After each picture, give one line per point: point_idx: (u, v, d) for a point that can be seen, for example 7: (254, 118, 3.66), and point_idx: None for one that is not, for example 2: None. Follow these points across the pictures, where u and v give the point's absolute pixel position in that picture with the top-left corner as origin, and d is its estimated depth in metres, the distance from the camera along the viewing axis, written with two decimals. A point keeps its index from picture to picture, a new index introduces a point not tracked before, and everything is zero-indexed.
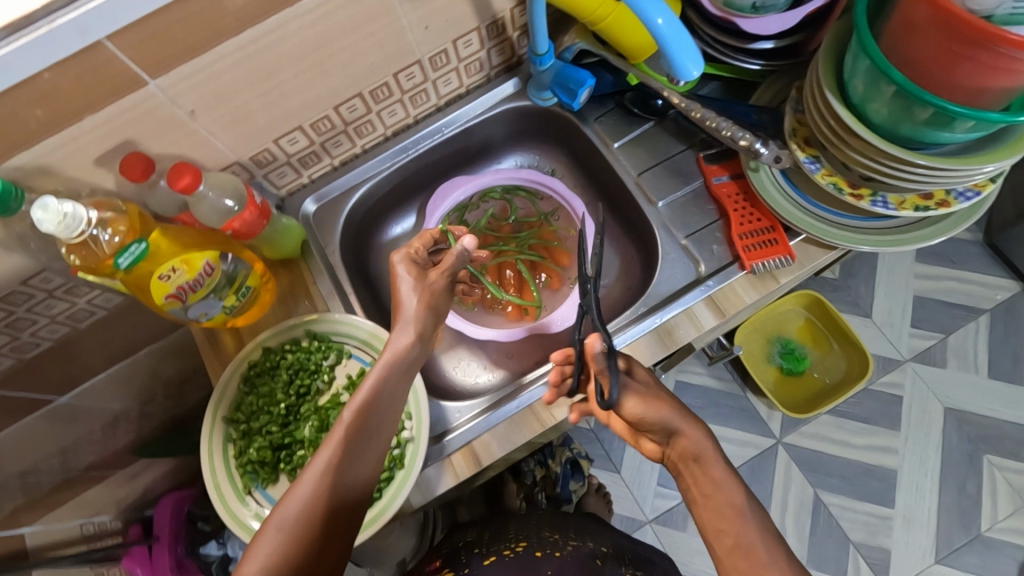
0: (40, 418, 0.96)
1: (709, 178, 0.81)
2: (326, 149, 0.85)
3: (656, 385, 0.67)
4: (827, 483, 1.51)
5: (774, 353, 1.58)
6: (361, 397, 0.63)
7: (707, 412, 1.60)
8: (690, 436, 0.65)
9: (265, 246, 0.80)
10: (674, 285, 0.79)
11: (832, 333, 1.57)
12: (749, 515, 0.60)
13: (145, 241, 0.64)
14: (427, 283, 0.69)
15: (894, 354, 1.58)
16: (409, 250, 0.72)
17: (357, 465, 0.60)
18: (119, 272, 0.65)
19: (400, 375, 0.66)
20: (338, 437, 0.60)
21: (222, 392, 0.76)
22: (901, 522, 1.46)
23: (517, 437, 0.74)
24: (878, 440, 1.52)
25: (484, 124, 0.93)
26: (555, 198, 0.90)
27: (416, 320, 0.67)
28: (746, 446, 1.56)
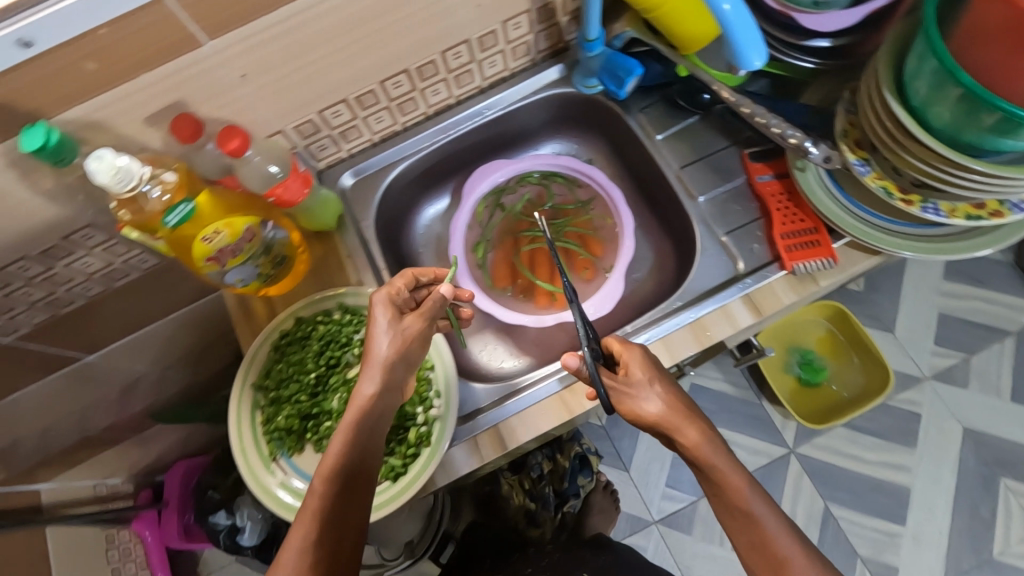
0: (65, 376, 1.01)
1: (752, 175, 0.80)
2: (368, 124, 0.85)
3: (650, 384, 0.64)
4: (838, 496, 1.50)
5: (792, 362, 1.58)
6: (331, 464, 0.60)
7: (720, 417, 1.59)
8: (695, 442, 0.62)
9: (302, 218, 0.80)
10: (711, 282, 0.78)
11: (851, 346, 1.55)
12: (761, 514, 0.60)
13: (192, 201, 0.65)
14: (402, 327, 0.67)
15: (915, 371, 1.55)
16: (388, 289, 0.68)
17: (341, 534, 0.58)
18: (165, 230, 0.65)
19: (369, 429, 0.62)
20: (312, 511, 0.57)
21: (252, 358, 0.77)
22: (910, 540, 1.45)
23: (544, 424, 0.74)
24: (892, 457, 1.51)
25: (525, 110, 0.92)
26: (592, 187, 0.88)
27: (386, 368, 0.65)
28: (757, 454, 1.55)
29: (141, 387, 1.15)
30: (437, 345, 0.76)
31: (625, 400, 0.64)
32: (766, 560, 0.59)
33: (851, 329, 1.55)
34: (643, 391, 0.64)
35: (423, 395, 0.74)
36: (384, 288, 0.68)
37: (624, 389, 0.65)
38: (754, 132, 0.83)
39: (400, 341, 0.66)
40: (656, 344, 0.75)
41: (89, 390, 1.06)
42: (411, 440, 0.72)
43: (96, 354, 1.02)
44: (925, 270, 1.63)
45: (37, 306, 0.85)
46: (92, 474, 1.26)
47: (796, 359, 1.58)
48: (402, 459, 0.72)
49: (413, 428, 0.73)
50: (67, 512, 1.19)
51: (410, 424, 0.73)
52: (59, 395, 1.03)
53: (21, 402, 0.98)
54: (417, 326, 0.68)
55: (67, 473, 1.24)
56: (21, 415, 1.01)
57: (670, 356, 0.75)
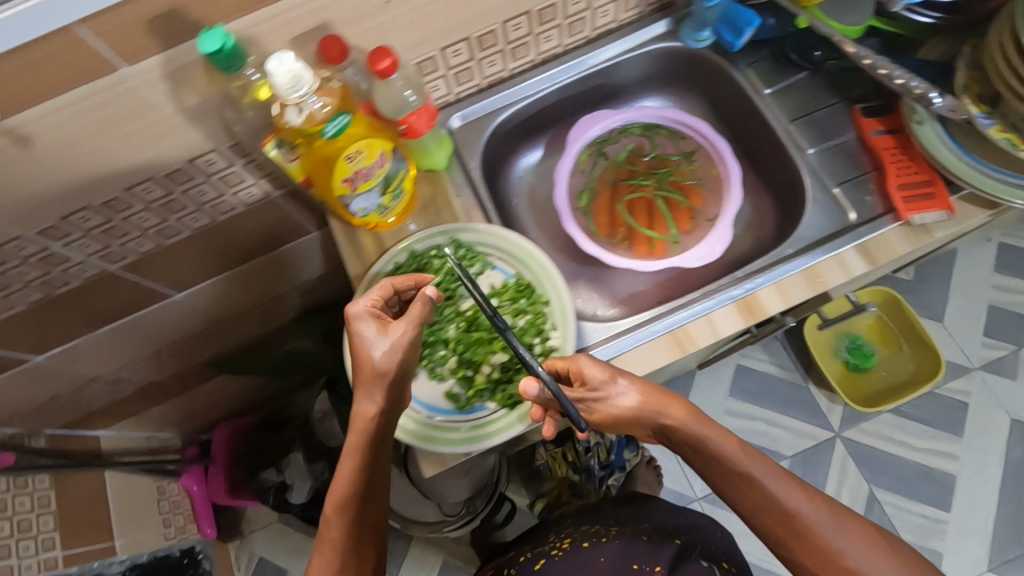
0: (159, 310, 1.08)
1: (865, 129, 0.80)
2: (480, 68, 0.86)
3: (613, 381, 0.68)
4: (882, 481, 1.51)
5: (841, 347, 1.57)
6: (337, 493, 0.68)
7: (764, 399, 1.60)
8: (682, 420, 0.70)
9: (417, 156, 0.82)
10: (821, 231, 0.79)
11: (901, 333, 1.55)
12: (762, 475, 0.69)
13: (348, 113, 0.65)
14: (391, 339, 0.67)
15: (963, 361, 1.56)
16: (366, 305, 0.69)
17: (362, 537, 0.70)
18: (317, 142, 0.65)
19: (370, 446, 0.68)
20: (334, 526, 0.68)
21: (369, 287, 0.80)
22: (954, 526, 1.45)
23: (658, 360, 0.75)
24: (939, 445, 1.51)
25: (628, 63, 0.93)
26: (695, 139, 0.90)
27: (380, 385, 0.67)
28: (802, 436, 1.56)
29: (219, 329, 1.23)
30: (553, 281, 0.77)
31: (597, 405, 0.69)
32: (773, 516, 0.69)
33: (905, 318, 1.54)
34: (609, 388, 0.69)
35: (539, 327, 0.75)
36: (360, 303, 0.68)
37: (592, 397, 0.69)
38: (864, 89, 0.84)
39: (390, 358, 0.67)
40: (769, 289, 0.76)
41: (174, 325, 1.14)
42: (528, 369, 0.73)
43: (135, 314, 1.05)
44: (977, 261, 1.62)
45: (146, 235, 0.88)
46: (147, 423, 1.55)
47: (845, 345, 1.57)
48: (520, 386, 0.73)
49: (530, 357, 0.74)
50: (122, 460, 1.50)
51: (527, 353, 0.74)
52: (147, 329, 1.11)
53: (116, 332, 1.07)
54: (406, 335, 0.67)
55: (125, 421, 1.52)
56: (112, 347, 1.11)
57: (782, 302, 0.76)
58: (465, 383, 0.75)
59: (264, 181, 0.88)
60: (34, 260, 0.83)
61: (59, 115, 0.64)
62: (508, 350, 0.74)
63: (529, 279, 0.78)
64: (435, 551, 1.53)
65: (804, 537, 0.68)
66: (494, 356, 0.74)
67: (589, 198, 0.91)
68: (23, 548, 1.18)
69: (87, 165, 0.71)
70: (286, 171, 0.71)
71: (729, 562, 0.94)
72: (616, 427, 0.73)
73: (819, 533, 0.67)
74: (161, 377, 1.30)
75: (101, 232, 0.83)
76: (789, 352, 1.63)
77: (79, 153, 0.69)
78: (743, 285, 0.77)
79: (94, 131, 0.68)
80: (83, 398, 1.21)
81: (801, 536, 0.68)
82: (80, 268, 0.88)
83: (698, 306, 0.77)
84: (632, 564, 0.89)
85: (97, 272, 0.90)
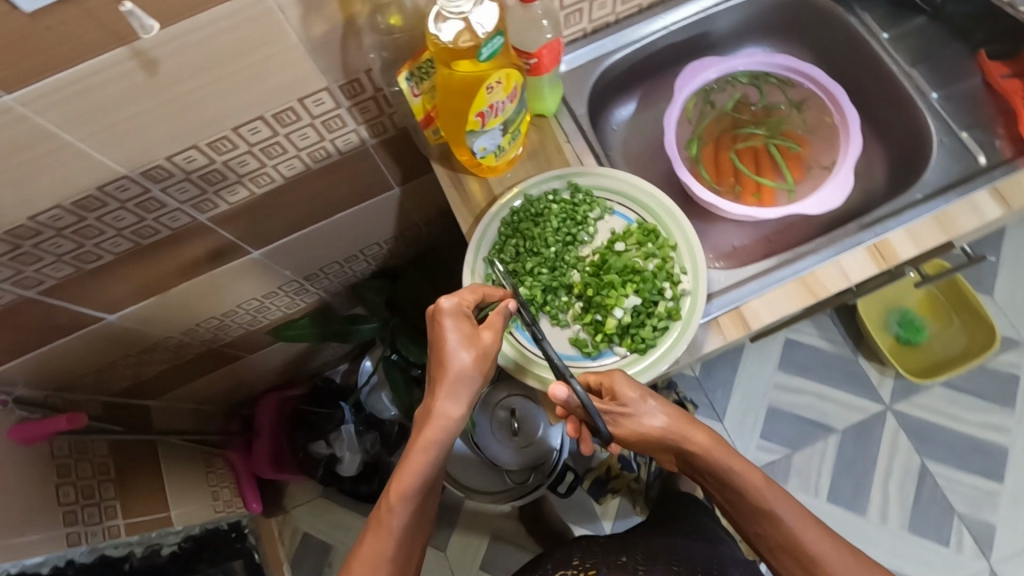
0: (233, 268, 1.03)
1: (992, 73, 0.80)
2: (590, 10, 0.83)
3: (645, 402, 0.67)
4: (935, 453, 1.44)
5: (890, 321, 1.50)
6: (408, 485, 0.65)
7: (816, 373, 1.52)
8: (705, 447, 0.69)
9: (531, 100, 0.79)
10: (950, 176, 0.77)
11: (951, 306, 1.48)
12: (782, 510, 0.67)
13: (502, 37, 0.63)
14: (480, 344, 0.66)
15: (1013, 334, 1.49)
16: (457, 305, 0.66)
17: (413, 534, 0.68)
18: (466, 63, 0.62)
19: (444, 446, 0.66)
20: (391, 523, 0.66)
21: (485, 233, 0.77)
22: (1008, 498, 1.40)
23: (789, 305, 0.74)
24: (995, 418, 1.45)
25: (731, 11, 0.91)
26: (808, 87, 0.88)
27: (465, 387, 0.66)
28: (852, 410, 1.49)
29: (284, 292, 1.18)
30: (680, 225, 0.75)
31: (625, 422, 0.69)
32: (795, 555, 0.67)
33: (958, 291, 1.47)
34: (640, 407, 0.68)
35: (668, 272, 0.73)
36: (453, 300, 0.66)
37: (620, 411, 0.69)
38: (986, 34, 0.84)
39: (478, 361, 0.66)
40: (901, 234, 0.74)
41: (242, 287, 1.09)
42: (660, 314, 0.72)
43: (176, 289, 1.00)
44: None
45: (240, 182, 0.84)
46: (194, 398, 1.41)
47: (894, 319, 1.50)
48: (651, 332, 0.71)
49: (661, 302, 0.72)
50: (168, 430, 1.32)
51: (657, 298, 0.72)
52: (215, 290, 1.06)
53: (184, 293, 1.02)
54: (493, 343, 0.67)
55: (175, 389, 1.34)
56: (176, 312, 1.05)
57: (916, 246, 0.74)
58: (593, 329, 0.73)
59: (363, 127, 0.85)
60: (131, 205, 0.79)
61: (191, 37, 0.61)
62: (639, 294, 0.72)
63: (653, 223, 0.76)
64: (480, 532, 1.46)
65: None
66: (627, 300, 0.72)
67: (700, 146, 0.89)
68: (88, 516, 1.05)
69: (205, 97, 0.68)
70: (411, 91, 0.69)
71: None
72: (644, 445, 0.73)
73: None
74: (222, 345, 1.25)
75: (199, 176, 0.80)
76: (837, 326, 1.56)
77: (202, 82, 0.66)
78: (873, 231, 0.75)
79: (220, 59, 0.64)
80: (144, 362, 1.16)
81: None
82: (171, 216, 0.84)
83: (826, 252, 0.75)
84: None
85: (186, 222, 0.87)
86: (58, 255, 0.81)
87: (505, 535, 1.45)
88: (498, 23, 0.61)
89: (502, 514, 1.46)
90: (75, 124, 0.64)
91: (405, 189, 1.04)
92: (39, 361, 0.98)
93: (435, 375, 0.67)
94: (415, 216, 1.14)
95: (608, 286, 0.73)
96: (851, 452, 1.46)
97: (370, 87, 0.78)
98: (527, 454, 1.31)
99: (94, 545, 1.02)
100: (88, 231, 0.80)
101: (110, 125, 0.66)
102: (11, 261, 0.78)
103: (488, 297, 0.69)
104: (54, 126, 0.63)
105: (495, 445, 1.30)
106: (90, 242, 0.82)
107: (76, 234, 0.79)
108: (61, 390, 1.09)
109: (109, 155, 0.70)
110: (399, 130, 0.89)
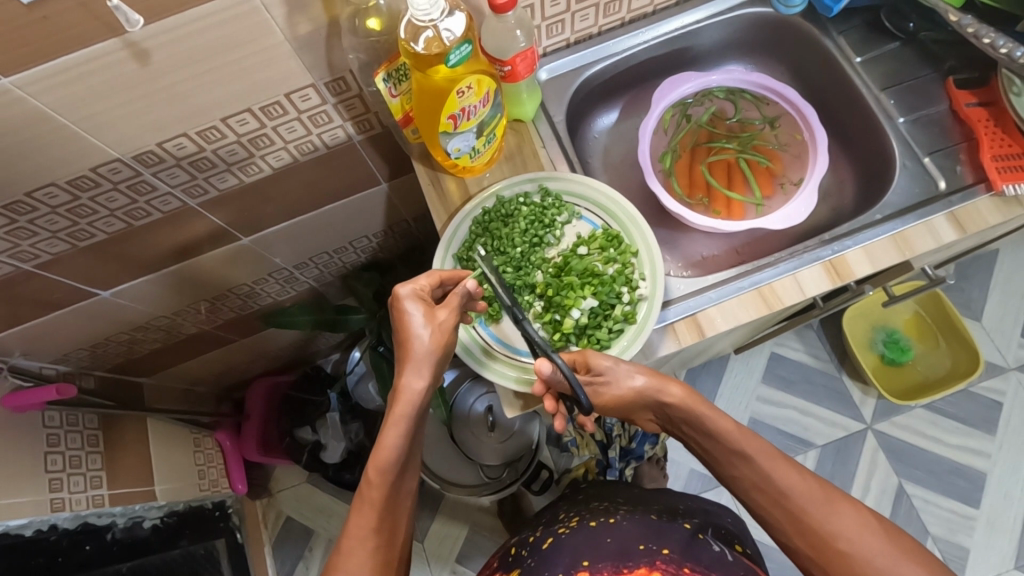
0: (224, 252, 1.07)
1: (958, 102, 0.83)
2: (573, 21, 0.86)
3: (619, 366, 0.69)
4: (912, 474, 1.42)
5: (876, 339, 1.49)
6: (383, 459, 0.66)
7: (798, 387, 1.51)
8: (681, 399, 0.69)
9: (508, 105, 0.82)
10: (910, 199, 0.80)
11: (940, 328, 1.47)
12: (754, 453, 0.67)
13: (471, 44, 0.66)
14: (436, 321, 0.70)
15: (1000, 361, 1.47)
16: (414, 287, 0.71)
17: (396, 510, 0.67)
18: (436, 67, 0.66)
19: (416, 419, 0.68)
20: (375, 498, 0.65)
21: (456, 231, 0.80)
22: (984, 523, 1.37)
23: (743, 314, 0.77)
24: (972, 442, 1.43)
25: (711, 28, 0.94)
26: (781, 105, 0.92)
27: (428, 361, 0.69)
28: (834, 426, 1.47)
29: (273, 280, 1.22)
30: (642, 233, 0.78)
31: (604, 385, 0.71)
32: (768, 495, 0.66)
33: (942, 311, 1.46)
34: (615, 372, 0.70)
35: (628, 277, 0.76)
36: (409, 286, 0.71)
37: (597, 381, 0.70)
38: (957, 61, 0.87)
39: (438, 337, 0.70)
40: (858, 253, 0.77)
41: (232, 271, 1.13)
42: (616, 316, 0.75)
43: (172, 268, 1.04)
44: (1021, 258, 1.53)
45: (229, 170, 0.88)
46: (183, 380, 1.43)
47: (880, 337, 1.49)
48: (607, 333, 0.75)
49: (618, 306, 0.75)
50: (159, 406, 1.34)
51: (615, 302, 0.75)
52: (207, 272, 1.10)
53: (176, 274, 1.05)
54: (449, 319, 0.70)
55: (167, 371, 1.36)
56: (167, 290, 1.08)
57: (871, 264, 0.76)
58: (552, 327, 0.76)
59: (349, 124, 0.89)
60: (123, 186, 0.83)
61: (179, 31, 0.64)
62: (597, 296, 0.75)
63: (617, 230, 0.79)
64: (460, 522, 1.49)
65: (796, 519, 0.64)
66: (584, 301, 0.75)
67: (673, 158, 0.93)
68: (73, 484, 1.06)
69: (194, 89, 0.72)
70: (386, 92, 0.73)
71: (743, 545, 0.82)
72: (623, 410, 0.74)
73: (809, 514, 0.63)
74: (216, 326, 1.28)
75: (189, 163, 0.83)
76: (823, 341, 1.54)
77: (189, 74, 0.70)
78: (831, 247, 0.77)
79: (207, 53, 0.68)
80: (138, 341, 1.19)
81: (791, 516, 0.64)
82: (163, 200, 0.88)
83: (785, 265, 0.78)
84: (639, 544, 0.76)
85: (177, 206, 0.91)
86: (53, 232, 0.85)
87: (482, 527, 1.48)
88: (465, 31, 0.65)
89: (480, 508, 1.49)
90: (71, 109, 0.68)
91: (392, 185, 1.07)
92: (34, 333, 1.01)
93: (399, 355, 0.70)
94: (403, 212, 1.18)
95: (568, 288, 0.76)
96: (829, 468, 1.44)
97: (354, 86, 0.81)
98: (506, 447, 1.35)
99: (78, 512, 1.04)
100: (81, 210, 0.84)
101: (104, 111, 0.70)
102: (7, 234, 0.82)
103: (445, 279, 0.74)
104: (49, 109, 0.67)
105: (474, 439, 1.34)
106: (83, 221, 0.86)
107: (70, 212, 0.83)
108: (57, 362, 1.13)
109: (103, 139, 0.74)
110: (385, 128, 0.92)
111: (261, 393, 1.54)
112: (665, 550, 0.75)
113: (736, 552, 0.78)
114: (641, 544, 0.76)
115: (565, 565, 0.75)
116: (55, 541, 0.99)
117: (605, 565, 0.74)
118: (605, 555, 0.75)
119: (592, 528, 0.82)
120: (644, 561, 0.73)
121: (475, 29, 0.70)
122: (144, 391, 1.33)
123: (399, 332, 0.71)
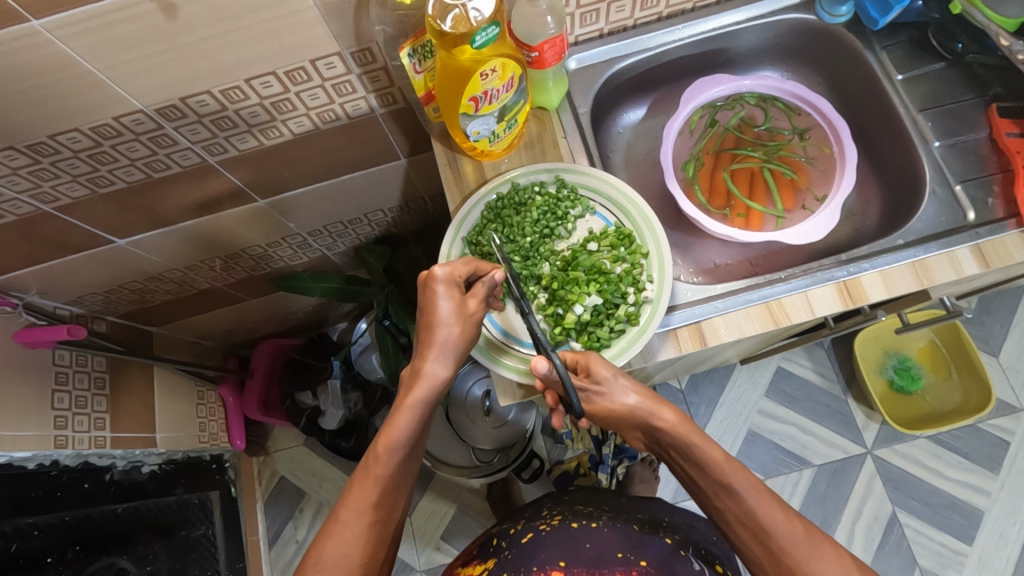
0: (238, 214, 1.07)
1: (998, 131, 0.81)
2: (608, 12, 0.84)
3: (617, 379, 0.69)
4: (907, 504, 1.40)
5: (887, 365, 1.45)
6: (396, 437, 0.65)
7: (801, 406, 1.49)
8: (671, 424, 0.67)
9: (533, 91, 0.82)
10: (936, 227, 0.78)
11: (955, 360, 1.43)
12: (740, 486, 0.63)
13: (498, 27, 0.65)
14: (466, 311, 0.70)
15: (1012, 400, 1.43)
16: (450, 271, 0.70)
17: (395, 490, 0.67)
18: (462, 48, 0.65)
19: (431, 405, 0.68)
20: (376, 475, 0.65)
21: (467, 214, 0.80)
22: (975, 562, 1.35)
23: (747, 327, 0.75)
24: (972, 478, 1.40)
25: (750, 31, 0.92)
26: (813, 117, 0.90)
27: (453, 350, 0.69)
28: (833, 447, 1.45)
29: (286, 244, 1.22)
30: (656, 234, 0.77)
31: (597, 398, 0.70)
32: (750, 530, 0.63)
33: (958, 343, 1.42)
34: (612, 385, 0.69)
35: (635, 278, 0.76)
36: (445, 269, 0.70)
37: (594, 389, 0.70)
38: (1002, 89, 0.85)
39: (465, 327, 0.69)
40: (874, 276, 0.75)
41: (246, 232, 1.14)
42: (619, 316, 0.74)
43: (189, 223, 1.05)
44: None
45: (249, 132, 0.88)
46: (194, 335, 1.45)
47: (891, 363, 1.46)
48: (608, 332, 0.74)
49: (623, 306, 0.75)
50: (167, 357, 1.37)
51: (620, 302, 0.75)
52: (223, 232, 1.11)
53: (194, 228, 1.06)
54: (477, 311, 0.71)
55: (175, 324, 1.38)
56: (179, 244, 1.09)
57: (886, 288, 0.75)
58: (553, 321, 0.76)
59: (373, 96, 0.88)
60: (144, 138, 0.83)
61: None
62: (601, 294, 0.75)
63: (630, 229, 0.78)
64: (450, 501, 1.50)
65: (777, 556, 0.62)
66: (588, 298, 0.75)
67: (695, 167, 0.93)
68: (78, 423, 1.08)
69: (221, 47, 0.72)
70: (408, 64, 0.72)
71: (724, 567, 0.81)
72: (613, 424, 0.73)
73: (792, 556, 0.61)
74: (228, 284, 1.30)
75: (211, 121, 0.84)
76: (832, 361, 1.52)
77: (217, 32, 0.70)
78: (847, 268, 0.76)
79: (235, 12, 0.68)
80: (150, 290, 1.21)
81: (773, 554, 0.62)
82: (182, 154, 0.89)
83: (796, 282, 0.76)
84: (616, 552, 0.76)
85: (196, 162, 0.91)
86: (74, 176, 0.86)
87: (469, 507, 1.50)
88: (493, 13, 0.64)
89: (470, 490, 1.51)
90: (99, 55, 0.69)
91: (411, 161, 1.07)
92: (51, 273, 1.03)
93: (422, 338, 0.70)
94: (420, 188, 1.17)
95: (573, 283, 0.76)
96: (822, 490, 1.43)
97: (380, 58, 0.81)
98: (500, 433, 1.35)
99: (80, 451, 1.06)
100: (102, 157, 0.84)
101: (130, 61, 0.71)
102: (29, 174, 0.83)
103: (480, 271, 0.72)
104: (77, 54, 0.68)
105: (469, 422, 1.34)
106: (104, 167, 0.87)
107: (91, 158, 0.84)
108: (70, 303, 1.14)
109: (128, 90, 0.75)
110: (407, 104, 0.92)
111: (267, 352, 1.54)
112: (643, 562, 0.75)
113: (715, 572, 0.77)
114: (619, 553, 0.76)
115: (541, 560, 0.76)
116: (56, 475, 1.01)
117: (581, 569, 0.74)
118: (582, 559, 0.75)
119: (571, 529, 0.82)
120: (620, 568, 0.74)
121: (505, 12, 0.69)
122: (154, 339, 1.36)
123: (426, 316, 0.70)
